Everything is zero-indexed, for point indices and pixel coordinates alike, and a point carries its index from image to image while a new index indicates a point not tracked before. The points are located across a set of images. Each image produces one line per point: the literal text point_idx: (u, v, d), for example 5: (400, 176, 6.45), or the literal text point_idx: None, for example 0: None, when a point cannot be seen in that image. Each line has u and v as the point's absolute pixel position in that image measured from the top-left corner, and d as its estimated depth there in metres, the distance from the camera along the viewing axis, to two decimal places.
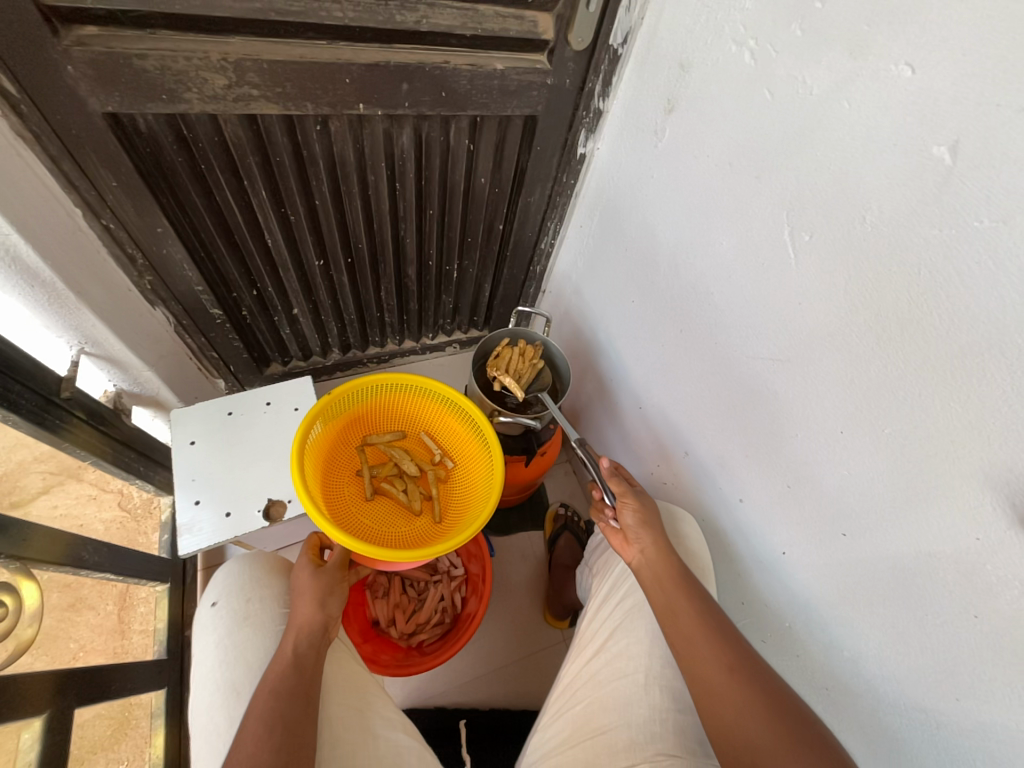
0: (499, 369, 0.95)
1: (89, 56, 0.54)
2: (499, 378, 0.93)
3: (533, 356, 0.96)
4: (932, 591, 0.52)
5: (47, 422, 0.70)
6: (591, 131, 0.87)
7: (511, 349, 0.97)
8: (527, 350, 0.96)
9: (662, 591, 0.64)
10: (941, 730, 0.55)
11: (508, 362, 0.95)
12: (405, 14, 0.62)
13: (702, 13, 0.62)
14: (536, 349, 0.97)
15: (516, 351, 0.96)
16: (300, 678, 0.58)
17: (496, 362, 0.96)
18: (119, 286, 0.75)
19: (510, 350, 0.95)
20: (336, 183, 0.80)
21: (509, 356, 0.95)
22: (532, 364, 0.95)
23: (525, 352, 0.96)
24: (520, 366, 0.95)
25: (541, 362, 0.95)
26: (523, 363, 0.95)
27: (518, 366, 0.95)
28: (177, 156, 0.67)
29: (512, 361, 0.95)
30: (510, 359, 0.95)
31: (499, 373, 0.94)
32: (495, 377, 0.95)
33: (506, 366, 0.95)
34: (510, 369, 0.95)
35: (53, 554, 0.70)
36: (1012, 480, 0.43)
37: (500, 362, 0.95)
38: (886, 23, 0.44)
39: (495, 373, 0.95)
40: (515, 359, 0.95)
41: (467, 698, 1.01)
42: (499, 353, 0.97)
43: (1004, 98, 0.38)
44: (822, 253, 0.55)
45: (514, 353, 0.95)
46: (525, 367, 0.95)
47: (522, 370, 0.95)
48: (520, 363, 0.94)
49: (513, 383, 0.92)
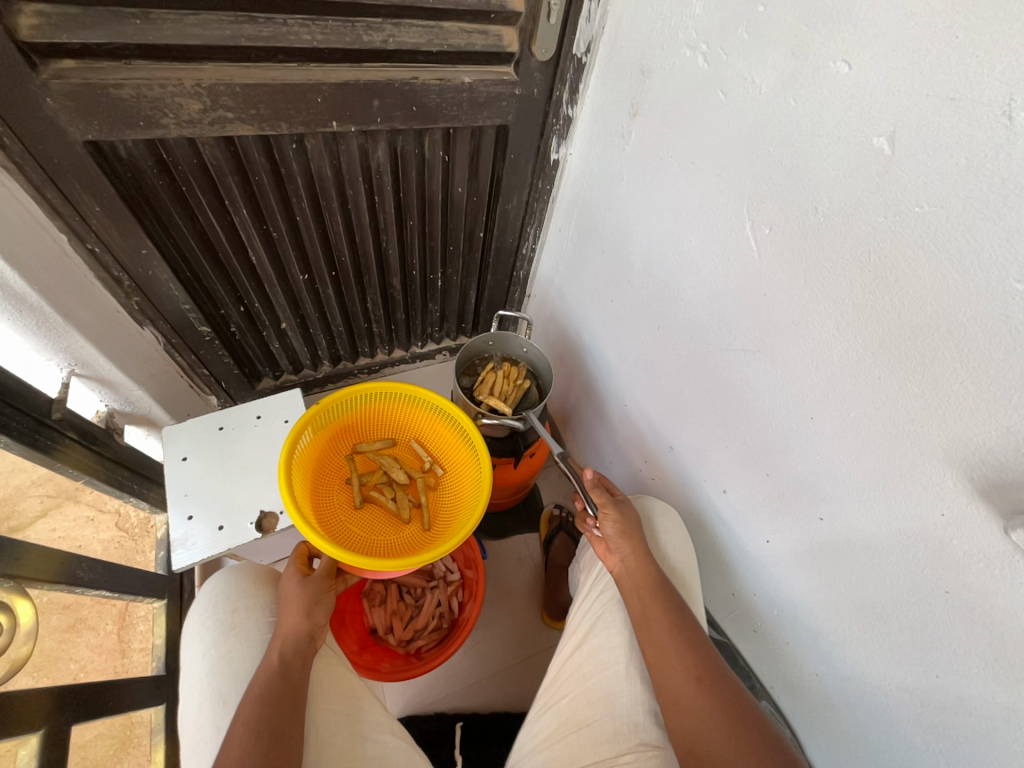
0: (486, 392, 0.97)
1: (67, 88, 0.56)
2: (487, 399, 0.95)
3: (516, 377, 1.01)
4: (906, 568, 0.54)
5: (40, 443, 0.71)
6: (562, 137, 0.89)
7: (495, 371, 1.00)
8: (511, 372, 1.01)
9: (640, 598, 0.65)
10: (927, 703, 0.57)
11: (493, 384, 0.98)
12: (372, 34, 0.65)
13: (656, 20, 0.64)
14: (519, 371, 1.02)
15: (499, 374, 1.00)
16: (286, 683, 0.59)
17: (482, 386, 0.98)
18: (107, 307, 0.77)
19: (494, 373, 0.99)
20: (316, 199, 0.82)
21: (495, 379, 0.99)
22: (517, 384, 1.00)
23: (509, 373, 1.01)
24: (505, 386, 1.00)
25: (525, 381, 1.00)
26: (507, 385, 1.00)
27: (502, 388, 0.99)
28: (159, 180, 0.69)
29: (498, 383, 0.98)
30: (495, 381, 0.98)
31: (486, 395, 0.96)
32: (483, 400, 0.96)
33: (492, 388, 0.98)
34: (496, 390, 0.98)
35: (48, 573, 0.71)
36: (969, 455, 0.45)
37: (487, 385, 0.98)
38: (822, 22, 0.46)
39: (482, 396, 0.97)
40: (499, 380, 0.99)
41: (468, 703, 1.01)
42: (483, 378, 1.00)
43: (932, 89, 0.40)
44: (781, 244, 0.57)
45: (498, 374, 0.99)
46: (510, 388, 0.99)
47: (508, 391, 0.99)
48: (505, 383, 0.98)
49: (500, 403, 0.95)
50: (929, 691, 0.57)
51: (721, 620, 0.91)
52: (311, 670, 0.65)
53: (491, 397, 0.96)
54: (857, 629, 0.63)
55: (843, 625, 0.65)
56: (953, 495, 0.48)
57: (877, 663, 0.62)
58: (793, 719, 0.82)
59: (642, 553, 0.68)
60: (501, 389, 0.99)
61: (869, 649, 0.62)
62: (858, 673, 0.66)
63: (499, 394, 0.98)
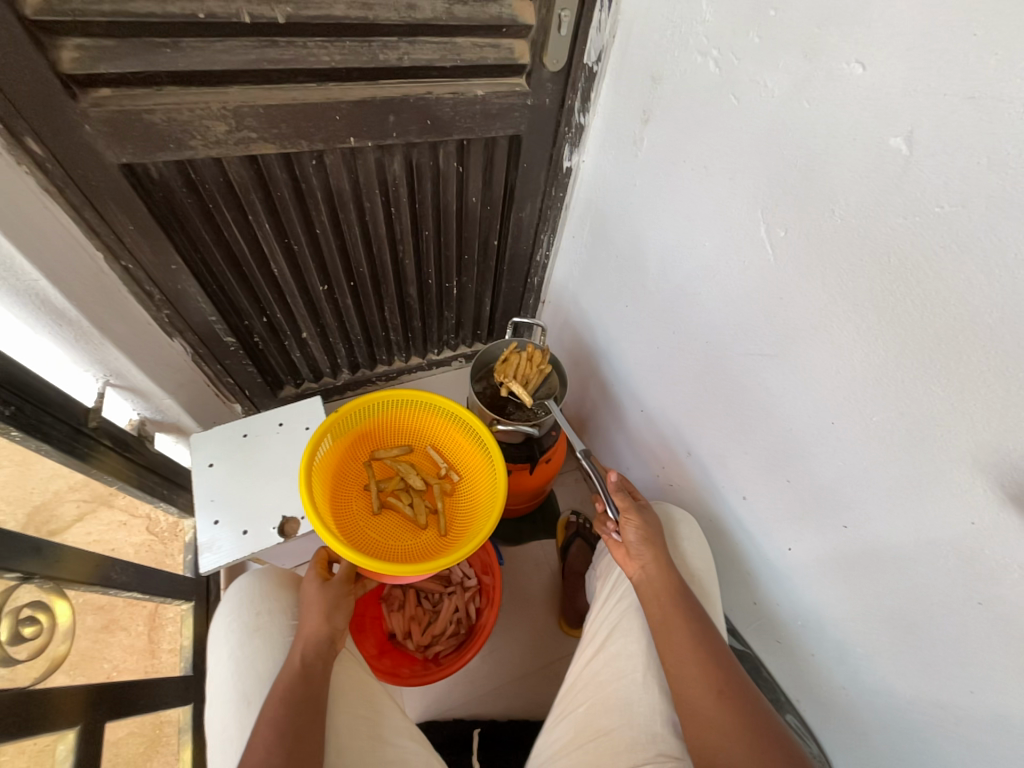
0: (506, 375, 0.97)
1: (104, 115, 0.60)
2: (507, 384, 0.96)
3: (541, 361, 0.97)
4: (935, 577, 0.52)
5: (77, 450, 0.75)
6: (575, 145, 0.90)
7: (518, 353, 0.97)
8: (535, 355, 0.97)
9: (658, 605, 0.65)
10: (961, 719, 0.55)
11: (515, 368, 0.97)
12: (388, 52, 0.67)
13: (667, 28, 0.65)
14: (543, 354, 0.97)
15: (523, 356, 0.97)
16: (308, 685, 0.60)
17: (504, 367, 0.97)
18: (139, 321, 0.81)
19: (517, 356, 0.97)
20: (335, 212, 0.85)
21: (517, 363, 0.96)
22: (540, 369, 0.97)
23: (533, 357, 0.97)
24: (527, 370, 0.97)
25: (548, 368, 0.97)
26: (529, 368, 0.97)
27: (525, 372, 0.96)
28: (187, 199, 0.73)
29: (520, 367, 0.96)
30: (516, 366, 0.96)
31: (507, 379, 0.96)
32: (503, 383, 0.97)
33: (514, 372, 0.97)
34: (518, 374, 0.97)
35: (84, 574, 0.75)
36: (1000, 462, 0.44)
37: (509, 368, 0.97)
38: (835, 25, 0.46)
39: (502, 379, 0.97)
40: (522, 364, 0.97)
41: (486, 710, 1.01)
42: (506, 356, 0.99)
43: (951, 88, 0.39)
44: (797, 248, 0.56)
45: (522, 358, 0.96)
46: (532, 372, 0.97)
47: (530, 374, 0.97)
48: (528, 368, 0.96)
49: (520, 389, 0.94)
50: (964, 707, 0.54)
51: (742, 630, 0.89)
52: (332, 673, 0.66)
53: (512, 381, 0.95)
54: (885, 641, 0.61)
55: (870, 637, 0.63)
56: (983, 503, 0.46)
57: (907, 677, 0.60)
58: (820, 733, 0.80)
59: (659, 560, 0.68)
60: (524, 372, 0.97)
61: (898, 662, 0.60)
62: (887, 687, 0.63)
63: (522, 377, 0.97)
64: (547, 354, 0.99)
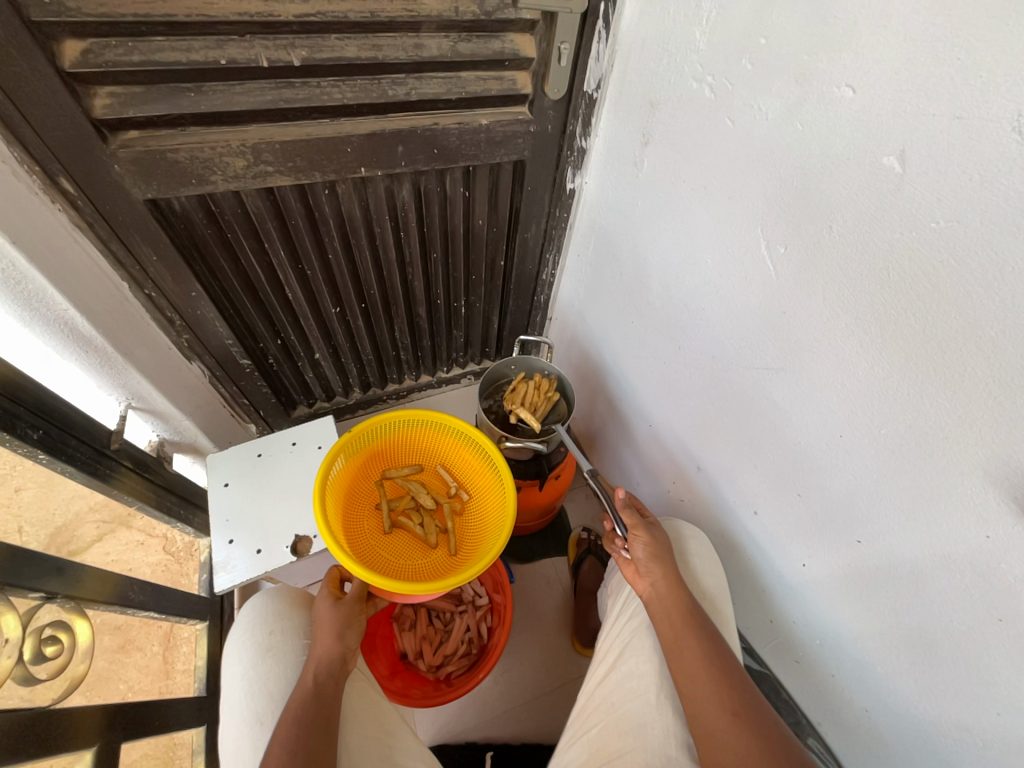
0: (514, 402, 0.98)
1: (132, 155, 0.64)
2: (515, 410, 0.97)
3: (547, 389, 1.00)
4: (954, 594, 0.51)
5: (99, 472, 0.77)
6: (577, 167, 0.92)
7: (525, 382, 1.00)
8: (541, 383, 1.01)
9: (669, 624, 0.64)
10: (989, 743, 0.53)
11: (523, 396, 0.99)
12: (396, 88, 0.70)
13: (663, 57, 0.67)
14: (550, 384, 1.01)
15: (531, 385, 1.00)
16: (320, 705, 0.60)
17: (512, 396, 0.99)
18: (160, 345, 0.84)
19: (525, 384, 0.99)
20: (346, 238, 0.88)
21: (525, 390, 0.99)
22: (547, 396, 0.99)
23: (540, 385, 1.00)
24: (535, 398, 0.99)
25: (555, 394, 0.99)
26: (538, 396, 0.99)
27: (533, 399, 0.98)
28: (207, 229, 0.76)
29: (528, 395, 0.99)
30: (524, 393, 0.98)
31: (515, 407, 0.97)
32: (512, 410, 0.98)
33: (522, 399, 0.99)
34: (525, 401, 0.98)
35: (103, 594, 0.76)
36: (1012, 475, 0.43)
37: (517, 396, 0.99)
38: (824, 51, 0.48)
39: (511, 407, 0.98)
40: (530, 392, 0.99)
41: (498, 733, 1.00)
42: (514, 387, 1.00)
43: (939, 109, 0.40)
44: (797, 263, 0.57)
45: (529, 386, 0.99)
46: (539, 400, 0.99)
47: (537, 403, 0.99)
48: (536, 395, 0.98)
49: (529, 416, 0.95)
50: (991, 729, 0.53)
51: (759, 650, 0.87)
52: (343, 693, 0.66)
53: (521, 409, 0.97)
54: (905, 661, 0.60)
55: (889, 656, 0.61)
56: (997, 516, 0.45)
57: (930, 698, 0.58)
58: (843, 758, 0.77)
59: (669, 577, 0.67)
60: (531, 400, 0.99)
61: (920, 682, 0.59)
62: (910, 709, 0.62)
63: (529, 405, 0.99)
64: (553, 382, 1.02)
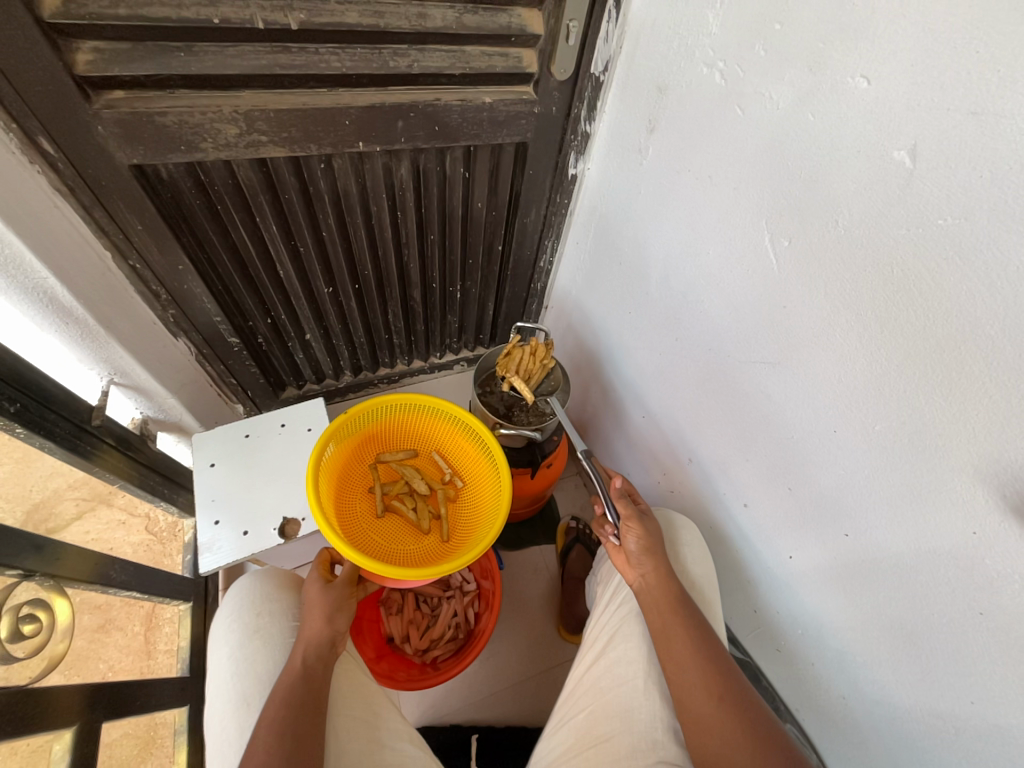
0: (507, 371, 0.96)
1: (117, 117, 0.61)
2: (509, 378, 0.94)
3: (544, 356, 0.97)
4: (938, 588, 0.53)
5: (79, 448, 0.75)
6: (580, 153, 0.91)
7: (520, 347, 0.97)
8: (538, 350, 0.97)
9: (658, 614, 0.65)
10: (962, 731, 0.55)
11: (517, 363, 0.96)
12: (398, 59, 0.68)
13: (673, 39, 0.66)
14: (547, 350, 0.97)
15: (527, 352, 0.96)
16: (309, 689, 0.60)
17: (506, 362, 0.96)
18: (144, 319, 0.81)
19: (520, 350, 0.95)
20: (341, 215, 0.85)
21: (519, 358, 0.96)
22: (544, 364, 0.96)
23: (536, 352, 0.97)
24: (531, 365, 0.96)
25: (552, 361, 0.96)
26: (534, 363, 0.96)
27: (528, 367, 0.96)
28: (196, 200, 0.73)
29: (523, 361, 0.96)
30: (519, 360, 0.95)
31: (509, 374, 0.95)
32: (505, 377, 0.96)
33: (517, 366, 0.96)
34: (519, 369, 0.96)
35: (84, 573, 0.74)
36: (1003, 473, 0.44)
37: (511, 362, 0.96)
38: (839, 40, 0.47)
39: (504, 374, 0.96)
40: (526, 359, 0.96)
41: (483, 715, 1.01)
42: (510, 351, 0.97)
43: (953, 103, 0.40)
44: (800, 257, 0.57)
45: (525, 353, 0.96)
46: (535, 367, 0.96)
47: (532, 371, 0.96)
48: (531, 363, 0.95)
49: (523, 384, 0.93)
50: (964, 717, 0.55)
51: (742, 638, 0.89)
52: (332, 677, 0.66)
53: (515, 376, 0.94)
54: (886, 651, 0.61)
55: (870, 646, 0.63)
56: (985, 513, 0.46)
57: (905, 686, 0.60)
58: (819, 742, 0.80)
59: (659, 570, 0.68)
60: (527, 367, 0.96)
61: (898, 672, 0.61)
62: (886, 697, 0.64)
63: (524, 372, 0.96)
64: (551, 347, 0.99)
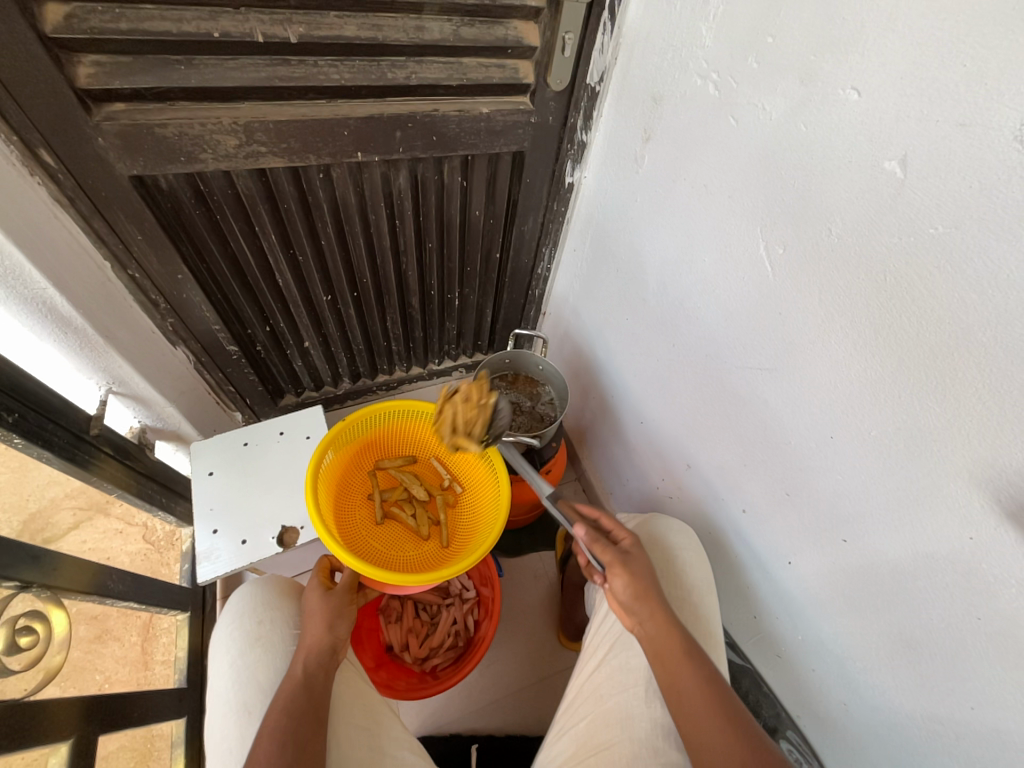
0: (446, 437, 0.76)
1: (117, 128, 0.61)
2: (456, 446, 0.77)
3: (480, 395, 0.76)
4: (936, 593, 0.53)
5: (77, 457, 0.75)
6: (577, 161, 0.92)
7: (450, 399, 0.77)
8: (471, 391, 0.77)
9: (664, 667, 0.61)
10: (961, 737, 0.55)
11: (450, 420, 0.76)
12: (396, 71, 0.69)
13: (667, 51, 0.67)
14: (481, 388, 0.77)
15: (457, 401, 0.76)
16: (309, 696, 0.59)
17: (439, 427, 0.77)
18: (143, 328, 0.81)
19: (448, 404, 0.76)
20: (340, 224, 0.86)
21: (450, 412, 0.76)
22: (482, 405, 0.76)
23: (468, 395, 0.77)
24: (469, 414, 0.76)
25: (485, 398, 0.75)
26: (469, 411, 0.76)
27: (465, 418, 0.75)
28: (196, 210, 0.74)
29: (455, 417, 0.75)
30: (449, 416, 0.76)
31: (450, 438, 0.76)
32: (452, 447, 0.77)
33: (452, 426, 0.76)
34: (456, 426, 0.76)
35: (81, 583, 0.74)
36: (997, 478, 0.44)
37: (445, 423, 0.77)
38: (830, 53, 0.48)
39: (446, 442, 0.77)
40: (458, 409, 0.76)
41: (483, 724, 1.00)
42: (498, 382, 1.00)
43: (943, 115, 0.41)
44: (795, 264, 0.57)
45: (456, 404, 0.76)
46: (473, 416, 0.75)
47: (473, 419, 0.75)
48: (466, 412, 0.75)
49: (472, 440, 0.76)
50: (963, 723, 0.55)
51: (742, 644, 0.89)
52: (332, 704, 0.64)
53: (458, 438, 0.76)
54: (885, 657, 0.61)
55: (869, 652, 0.63)
56: (980, 518, 0.47)
57: (904, 692, 0.61)
58: (820, 749, 0.80)
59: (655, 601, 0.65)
60: (464, 418, 0.76)
61: (897, 678, 0.61)
62: (886, 703, 0.64)
63: (462, 428, 0.75)
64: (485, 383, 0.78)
